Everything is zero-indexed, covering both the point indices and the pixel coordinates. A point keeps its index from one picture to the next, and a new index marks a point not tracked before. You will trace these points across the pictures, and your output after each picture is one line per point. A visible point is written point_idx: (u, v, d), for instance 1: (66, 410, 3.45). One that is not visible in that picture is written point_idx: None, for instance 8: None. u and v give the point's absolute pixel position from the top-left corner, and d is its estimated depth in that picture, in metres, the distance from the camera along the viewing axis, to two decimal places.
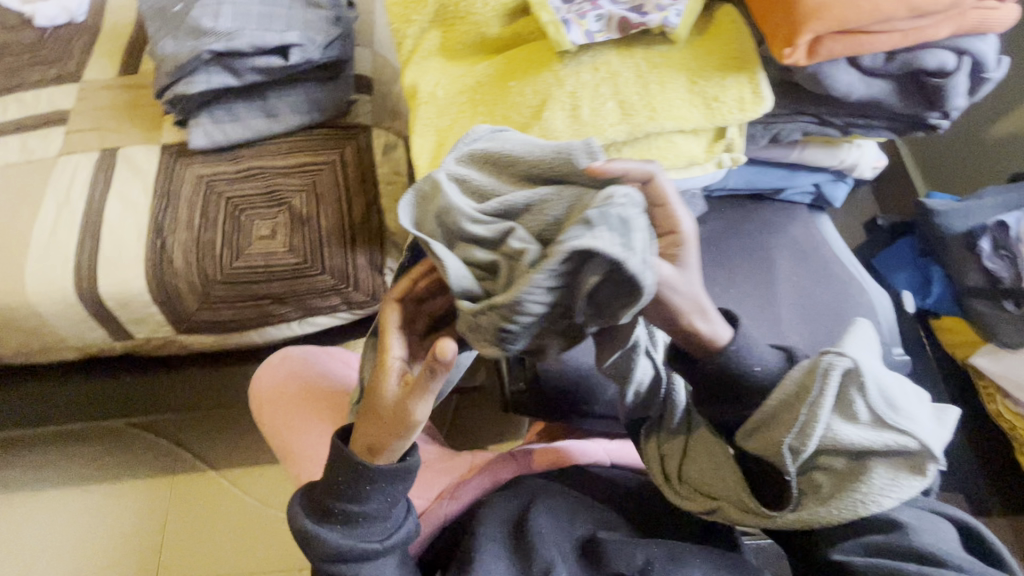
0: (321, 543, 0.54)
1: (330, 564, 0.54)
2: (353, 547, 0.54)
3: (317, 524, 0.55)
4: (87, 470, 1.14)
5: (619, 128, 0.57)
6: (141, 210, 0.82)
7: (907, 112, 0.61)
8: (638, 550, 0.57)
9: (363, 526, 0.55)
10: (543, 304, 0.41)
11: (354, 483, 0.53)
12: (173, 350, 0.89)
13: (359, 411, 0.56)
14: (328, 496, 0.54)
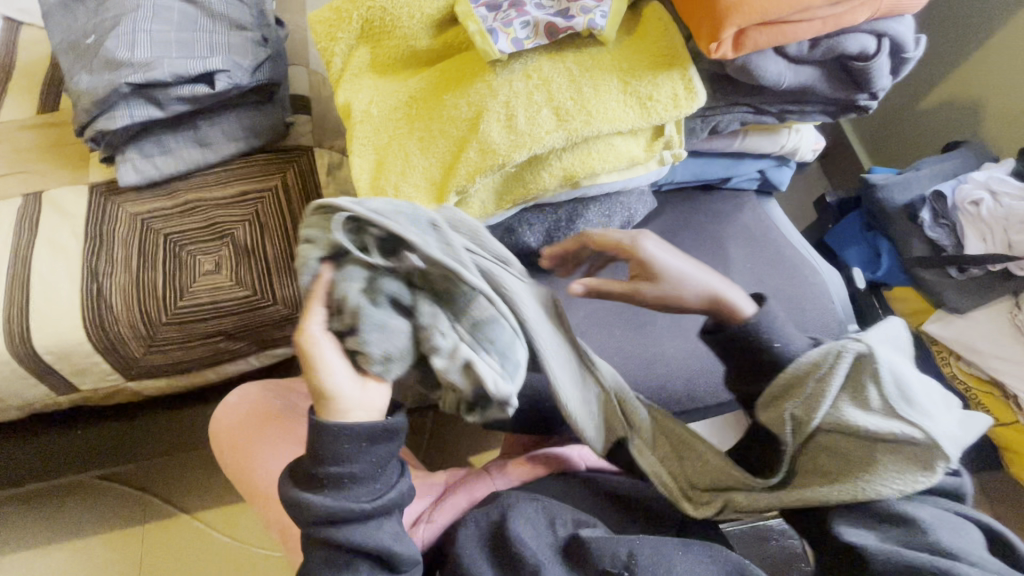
0: (309, 509, 0.50)
1: (319, 536, 0.51)
2: (342, 508, 0.50)
3: (300, 490, 0.51)
4: (50, 528, 1.08)
5: (556, 135, 0.55)
6: (73, 255, 0.77)
7: (836, 96, 0.62)
8: (622, 542, 0.55)
9: (350, 488, 0.51)
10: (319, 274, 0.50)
11: (331, 438, 0.50)
12: (124, 397, 0.85)
13: None
14: (309, 461, 0.51)
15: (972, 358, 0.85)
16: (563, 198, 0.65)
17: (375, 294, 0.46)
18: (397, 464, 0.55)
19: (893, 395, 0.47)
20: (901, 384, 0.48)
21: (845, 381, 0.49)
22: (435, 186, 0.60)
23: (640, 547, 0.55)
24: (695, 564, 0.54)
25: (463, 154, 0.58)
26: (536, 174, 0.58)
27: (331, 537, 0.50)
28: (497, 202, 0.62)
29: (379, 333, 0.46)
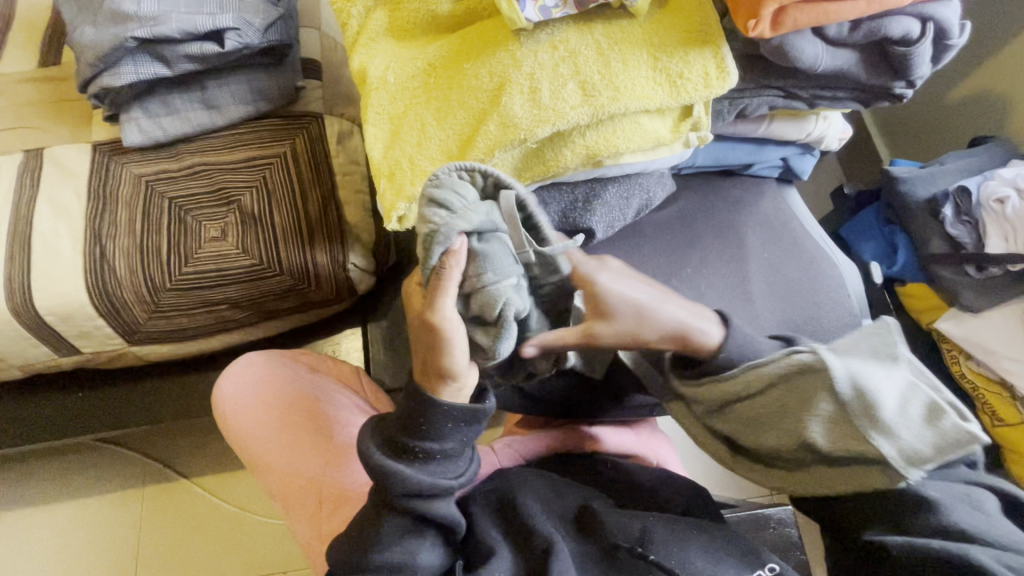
0: (400, 480, 0.53)
1: (399, 503, 0.53)
2: (428, 482, 0.53)
3: (390, 460, 0.53)
4: (51, 488, 1.09)
5: (582, 111, 0.53)
6: (75, 216, 0.76)
7: (872, 82, 0.60)
8: (634, 521, 0.57)
9: (438, 464, 0.54)
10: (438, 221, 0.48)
11: (427, 415, 0.52)
12: (127, 363, 0.84)
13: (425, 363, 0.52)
14: (400, 431, 0.53)
15: (984, 358, 0.83)
16: (582, 177, 0.63)
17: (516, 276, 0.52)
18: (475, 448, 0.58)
19: (854, 418, 0.47)
20: (859, 397, 0.46)
21: (802, 400, 0.50)
22: (452, 160, 0.58)
23: (654, 525, 0.56)
24: (706, 545, 0.55)
25: (483, 127, 0.56)
26: (558, 151, 0.56)
27: (410, 506, 0.53)
28: (516, 178, 0.60)
29: (509, 316, 0.50)
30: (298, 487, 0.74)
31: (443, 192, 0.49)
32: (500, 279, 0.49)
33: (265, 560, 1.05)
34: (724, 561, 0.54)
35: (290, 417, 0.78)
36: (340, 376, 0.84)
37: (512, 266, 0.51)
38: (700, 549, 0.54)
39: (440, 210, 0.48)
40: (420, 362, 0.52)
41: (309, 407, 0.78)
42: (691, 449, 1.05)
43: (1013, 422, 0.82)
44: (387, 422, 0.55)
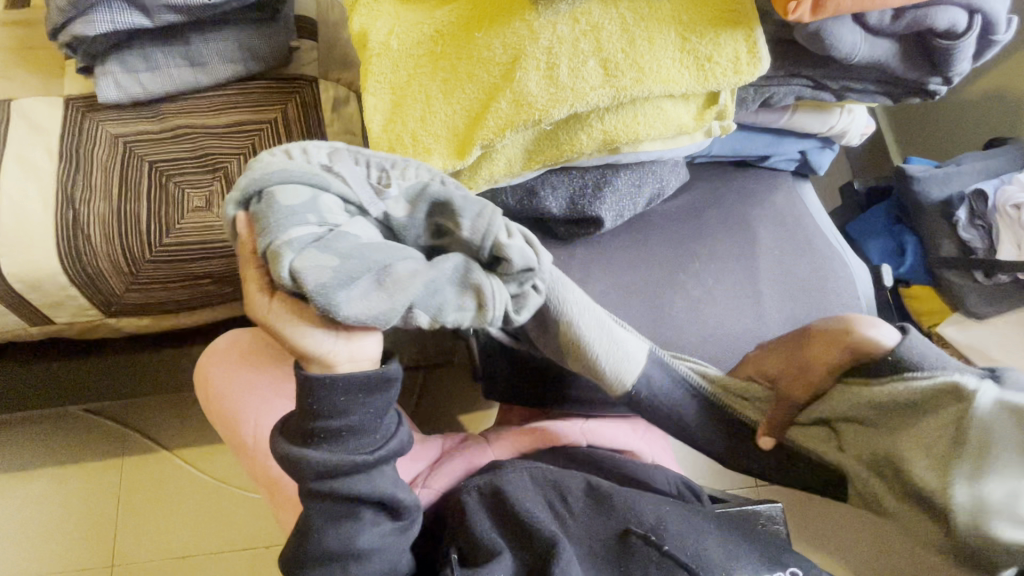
0: (311, 468, 0.48)
1: (318, 490, 0.49)
2: (339, 464, 0.48)
3: (300, 450, 0.48)
4: (25, 455, 1.05)
5: (602, 92, 0.49)
6: (45, 176, 0.70)
7: (907, 76, 0.56)
8: (648, 507, 0.56)
9: (350, 441, 0.48)
10: None
11: (326, 392, 0.46)
12: (103, 334, 0.80)
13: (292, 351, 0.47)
14: (303, 415, 0.48)
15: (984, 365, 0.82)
16: (594, 162, 0.59)
17: (320, 218, 0.43)
18: (394, 414, 0.52)
19: None
20: None
21: None
22: (457, 138, 0.54)
23: (664, 517, 0.55)
24: (722, 542, 0.55)
25: (493, 104, 0.51)
26: (573, 134, 0.52)
27: (333, 490, 0.49)
28: (525, 161, 0.55)
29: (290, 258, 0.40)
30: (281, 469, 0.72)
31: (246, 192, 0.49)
32: (285, 233, 0.41)
33: (246, 535, 1.04)
34: (740, 557, 0.54)
35: (263, 397, 0.74)
36: None
37: (310, 205, 0.43)
38: (715, 543, 0.54)
39: None
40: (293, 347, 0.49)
41: (286, 387, 0.75)
42: (681, 440, 1.05)
43: None
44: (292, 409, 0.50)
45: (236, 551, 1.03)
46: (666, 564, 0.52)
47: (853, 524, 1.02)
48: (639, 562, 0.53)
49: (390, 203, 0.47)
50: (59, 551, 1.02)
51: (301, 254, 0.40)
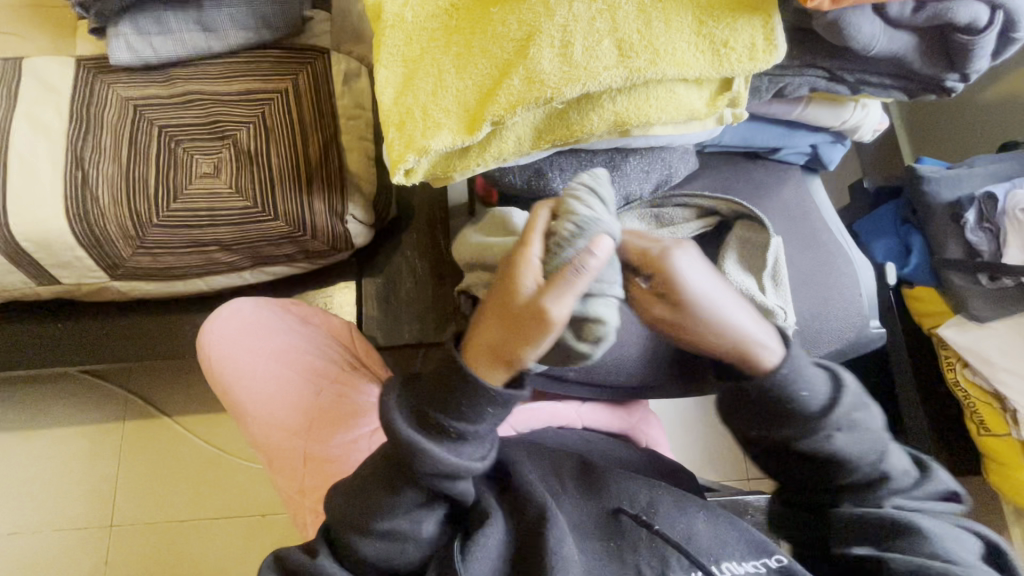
0: (425, 457, 0.48)
1: (415, 474, 0.50)
2: (458, 465, 0.49)
3: (416, 432, 0.49)
4: (29, 414, 1.07)
5: (615, 73, 0.49)
6: (56, 136, 0.70)
7: (924, 72, 0.56)
8: (642, 491, 0.57)
9: (468, 444, 0.49)
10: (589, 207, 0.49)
11: (471, 396, 0.47)
12: (109, 298, 0.80)
13: (493, 351, 0.47)
14: (436, 406, 0.48)
15: (982, 368, 0.83)
16: (604, 145, 0.60)
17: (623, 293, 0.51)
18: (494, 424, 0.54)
19: None
20: None
21: None
22: (467, 113, 0.53)
23: (657, 499, 0.56)
24: (711, 524, 0.55)
25: (505, 81, 0.51)
26: (584, 114, 0.52)
27: (429, 482, 0.50)
28: (535, 141, 0.55)
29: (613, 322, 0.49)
30: (283, 440, 0.75)
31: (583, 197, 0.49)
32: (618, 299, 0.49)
33: (242, 502, 1.06)
34: (728, 544, 0.53)
35: (274, 369, 0.78)
36: (337, 336, 0.81)
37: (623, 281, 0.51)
38: (706, 526, 0.54)
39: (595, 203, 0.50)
40: (486, 338, 0.48)
41: (293, 362, 0.78)
42: (675, 430, 1.06)
43: (999, 432, 0.83)
44: (422, 381, 0.50)
45: (233, 518, 1.05)
46: (656, 541, 0.53)
47: None
48: (629, 537, 0.54)
49: None
50: (60, 510, 1.04)
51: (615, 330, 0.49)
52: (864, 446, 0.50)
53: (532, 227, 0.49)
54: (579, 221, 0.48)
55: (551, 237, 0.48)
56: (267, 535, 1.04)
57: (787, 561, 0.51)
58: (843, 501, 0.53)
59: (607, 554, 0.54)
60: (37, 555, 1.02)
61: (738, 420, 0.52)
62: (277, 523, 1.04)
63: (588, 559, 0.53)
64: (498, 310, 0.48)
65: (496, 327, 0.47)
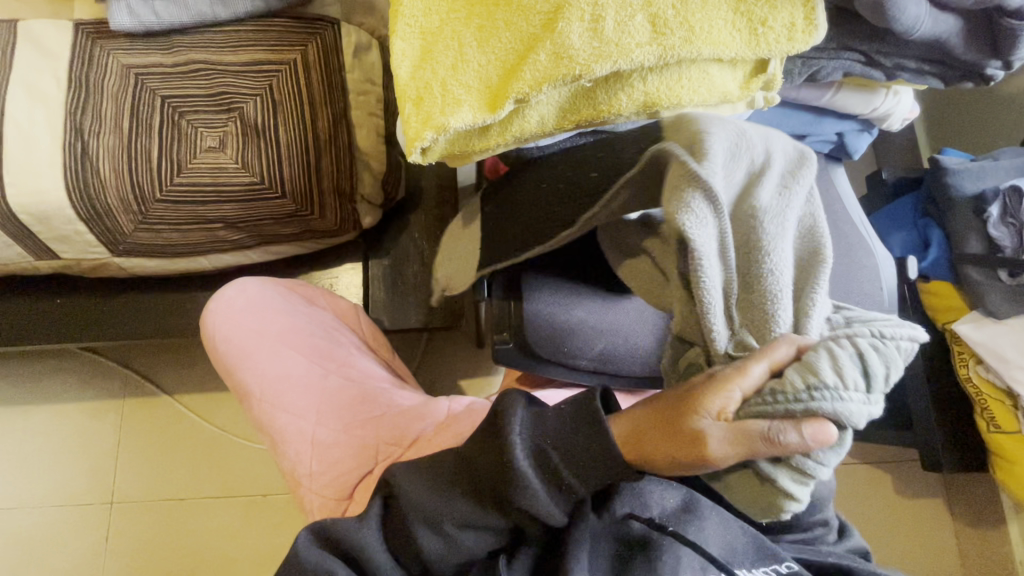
0: (528, 495, 0.46)
1: (505, 498, 0.48)
2: (549, 513, 0.47)
3: (531, 471, 0.47)
4: (28, 390, 1.05)
5: (648, 50, 0.46)
6: (54, 104, 0.67)
7: (966, 58, 0.53)
8: (655, 494, 0.53)
9: (564, 497, 0.48)
10: (835, 375, 0.40)
11: (606, 466, 0.47)
12: (110, 274, 0.78)
13: (641, 443, 0.46)
14: (559, 449, 0.47)
15: (995, 365, 0.82)
16: (628, 128, 0.58)
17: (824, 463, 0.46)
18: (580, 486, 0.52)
19: None
20: None
21: None
22: (489, 90, 0.50)
23: (671, 503, 0.53)
24: (723, 529, 0.53)
25: (531, 56, 0.48)
26: (612, 94, 0.49)
27: (516, 514, 0.49)
28: (558, 121, 0.52)
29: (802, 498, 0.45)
30: (289, 423, 0.71)
31: (836, 358, 0.40)
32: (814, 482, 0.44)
33: (245, 482, 1.05)
34: (739, 551, 0.53)
35: (280, 345, 0.74)
36: (346, 320, 0.80)
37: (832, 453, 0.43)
38: (718, 531, 0.53)
39: (848, 376, 0.40)
40: (650, 428, 0.46)
41: (298, 339, 0.75)
42: None
43: (1009, 430, 0.83)
44: (548, 415, 0.49)
45: (235, 498, 1.05)
46: (670, 543, 0.51)
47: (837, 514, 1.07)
48: (640, 539, 0.53)
49: None
50: (61, 487, 1.03)
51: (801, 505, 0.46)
52: (819, 488, 0.57)
53: (764, 356, 0.43)
54: (813, 393, 0.40)
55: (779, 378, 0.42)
56: (269, 515, 1.04)
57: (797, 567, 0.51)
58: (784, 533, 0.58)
59: (617, 558, 0.52)
60: (39, 530, 1.02)
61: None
62: (279, 503, 1.04)
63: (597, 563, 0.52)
64: (672, 409, 0.45)
65: (664, 428, 0.45)
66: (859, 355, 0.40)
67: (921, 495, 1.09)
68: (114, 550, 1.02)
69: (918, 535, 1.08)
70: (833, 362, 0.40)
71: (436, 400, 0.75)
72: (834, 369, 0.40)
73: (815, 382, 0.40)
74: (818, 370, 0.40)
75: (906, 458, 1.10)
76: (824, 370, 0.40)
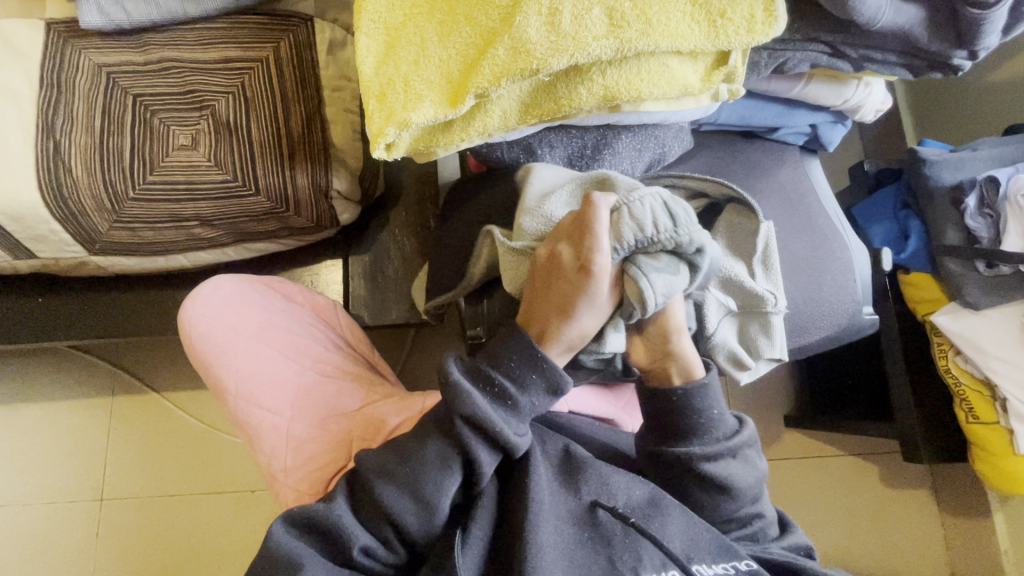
0: (467, 402, 0.51)
1: (454, 426, 0.52)
2: (491, 419, 0.51)
3: (467, 383, 0.52)
4: (16, 389, 1.06)
5: (605, 44, 0.46)
6: (25, 104, 0.67)
7: (931, 48, 0.53)
8: (619, 486, 0.56)
9: (506, 410, 0.53)
10: (643, 226, 0.49)
11: (527, 361, 0.52)
12: (90, 273, 0.79)
13: (553, 329, 0.53)
14: (490, 362, 0.53)
15: (974, 356, 0.82)
16: (594, 122, 0.58)
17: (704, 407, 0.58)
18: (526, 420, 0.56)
19: None
20: None
21: None
22: (450, 86, 0.50)
23: (637, 493, 0.56)
24: (686, 525, 0.55)
25: (490, 51, 0.48)
26: (572, 88, 0.49)
27: (465, 442, 0.52)
28: (521, 115, 0.52)
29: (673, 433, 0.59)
30: (265, 418, 0.72)
31: (641, 212, 0.49)
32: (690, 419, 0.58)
33: (231, 477, 1.06)
34: (701, 547, 0.54)
35: (258, 339, 0.75)
36: (324, 317, 0.80)
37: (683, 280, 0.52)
38: (682, 528, 0.55)
39: (660, 220, 0.49)
40: (552, 319, 0.53)
41: (274, 335, 0.76)
42: None
43: (987, 421, 0.83)
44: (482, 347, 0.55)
45: (222, 493, 1.05)
46: (632, 536, 0.53)
47: (822, 505, 1.08)
48: (605, 532, 0.54)
49: (721, 329, 0.61)
50: (49, 484, 1.04)
51: (678, 437, 0.58)
52: (753, 471, 0.60)
53: (596, 226, 0.49)
54: (639, 245, 0.49)
55: (613, 243, 0.50)
56: (257, 509, 1.05)
57: (756, 566, 0.52)
58: (733, 529, 0.60)
59: (580, 547, 0.53)
60: (28, 526, 1.03)
61: (641, 429, 0.62)
62: (266, 499, 1.05)
63: (565, 544, 0.52)
64: (564, 297, 0.52)
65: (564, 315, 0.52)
66: (667, 202, 0.50)
67: (907, 487, 1.09)
68: (102, 546, 1.03)
69: (902, 523, 1.08)
70: (650, 214, 0.49)
71: (412, 394, 0.75)
72: (643, 219, 0.49)
73: (631, 236, 0.49)
74: (633, 228, 0.49)
75: (893, 450, 1.10)
76: (638, 221, 0.49)
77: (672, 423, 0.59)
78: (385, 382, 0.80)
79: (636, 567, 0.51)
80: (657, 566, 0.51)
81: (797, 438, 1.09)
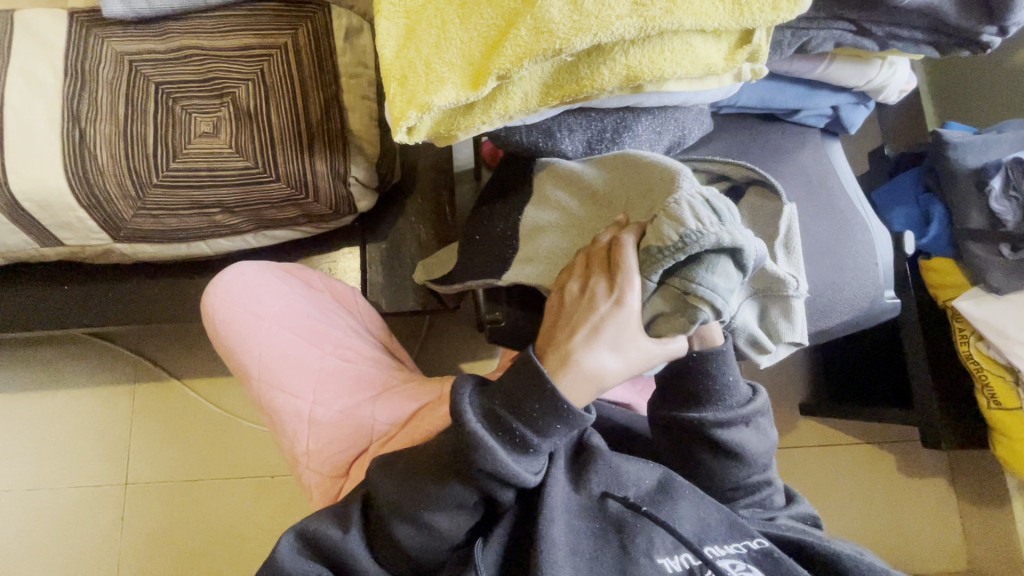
0: (487, 453, 0.50)
1: (470, 470, 0.51)
2: (510, 468, 0.50)
3: (484, 428, 0.51)
4: (43, 376, 1.09)
5: (629, 23, 0.46)
6: (51, 92, 0.68)
7: (959, 23, 0.52)
8: (631, 474, 0.58)
9: (526, 456, 0.52)
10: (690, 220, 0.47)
11: (549, 409, 0.51)
12: (115, 261, 0.80)
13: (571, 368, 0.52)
14: (510, 408, 0.51)
15: (997, 342, 0.81)
16: (615, 104, 0.58)
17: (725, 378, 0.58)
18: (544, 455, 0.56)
19: None
20: None
21: None
22: (472, 68, 0.50)
23: (647, 482, 0.57)
24: (699, 506, 0.56)
25: (512, 31, 0.47)
26: (595, 68, 0.49)
27: (484, 483, 0.51)
28: (542, 96, 0.52)
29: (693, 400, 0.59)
30: (288, 403, 0.72)
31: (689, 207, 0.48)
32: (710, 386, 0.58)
33: (251, 463, 1.08)
34: (712, 530, 0.55)
35: (279, 326, 0.76)
36: (343, 303, 0.81)
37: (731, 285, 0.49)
38: (692, 510, 0.56)
39: (705, 216, 0.47)
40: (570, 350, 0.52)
41: (295, 321, 0.77)
42: None
43: (1010, 407, 0.82)
44: (495, 385, 0.53)
45: (243, 479, 1.07)
46: (644, 521, 0.53)
47: (839, 494, 1.07)
48: (617, 519, 0.54)
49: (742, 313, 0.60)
50: (76, 468, 1.07)
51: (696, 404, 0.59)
52: (763, 441, 0.61)
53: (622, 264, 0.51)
54: (685, 242, 0.47)
55: (655, 240, 0.48)
56: (277, 494, 1.07)
57: (768, 544, 0.53)
58: (743, 505, 0.62)
59: (593, 536, 0.54)
60: (57, 509, 1.06)
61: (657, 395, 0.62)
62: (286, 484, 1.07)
63: (577, 536, 0.53)
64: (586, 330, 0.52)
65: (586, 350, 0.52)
66: (711, 201, 0.49)
67: (924, 474, 1.09)
68: (128, 530, 1.05)
69: (919, 512, 1.08)
70: (692, 210, 0.48)
71: (431, 380, 0.77)
72: (688, 213, 0.47)
73: (677, 231, 0.47)
74: (680, 222, 0.47)
75: (911, 438, 1.09)
76: (683, 217, 0.47)
77: (692, 393, 0.58)
78: (402, 368, 0.81)
79: (650, 550, 0.52)
80: (670, 549, 0.52)
81: (814, 426, 1.09)
